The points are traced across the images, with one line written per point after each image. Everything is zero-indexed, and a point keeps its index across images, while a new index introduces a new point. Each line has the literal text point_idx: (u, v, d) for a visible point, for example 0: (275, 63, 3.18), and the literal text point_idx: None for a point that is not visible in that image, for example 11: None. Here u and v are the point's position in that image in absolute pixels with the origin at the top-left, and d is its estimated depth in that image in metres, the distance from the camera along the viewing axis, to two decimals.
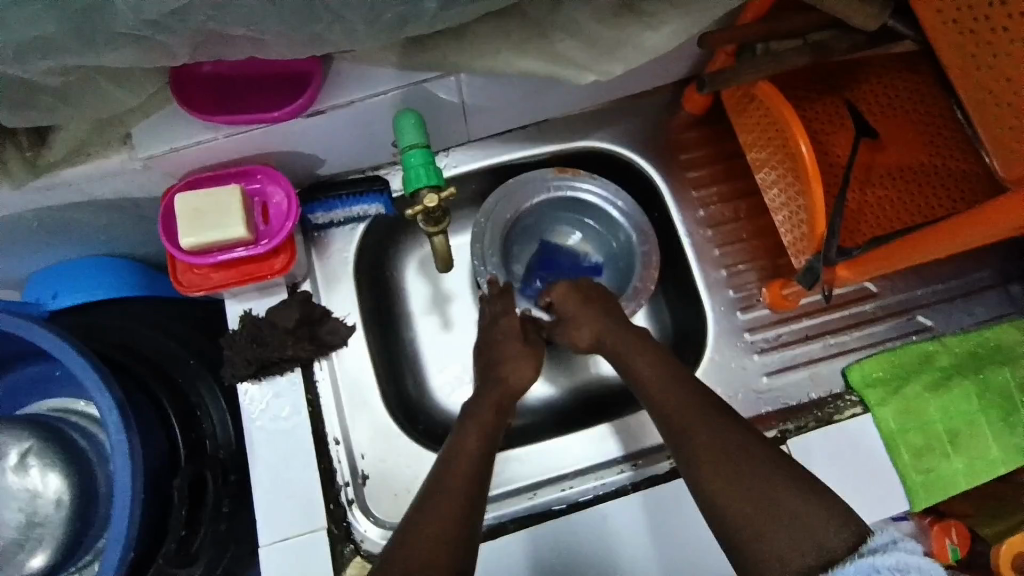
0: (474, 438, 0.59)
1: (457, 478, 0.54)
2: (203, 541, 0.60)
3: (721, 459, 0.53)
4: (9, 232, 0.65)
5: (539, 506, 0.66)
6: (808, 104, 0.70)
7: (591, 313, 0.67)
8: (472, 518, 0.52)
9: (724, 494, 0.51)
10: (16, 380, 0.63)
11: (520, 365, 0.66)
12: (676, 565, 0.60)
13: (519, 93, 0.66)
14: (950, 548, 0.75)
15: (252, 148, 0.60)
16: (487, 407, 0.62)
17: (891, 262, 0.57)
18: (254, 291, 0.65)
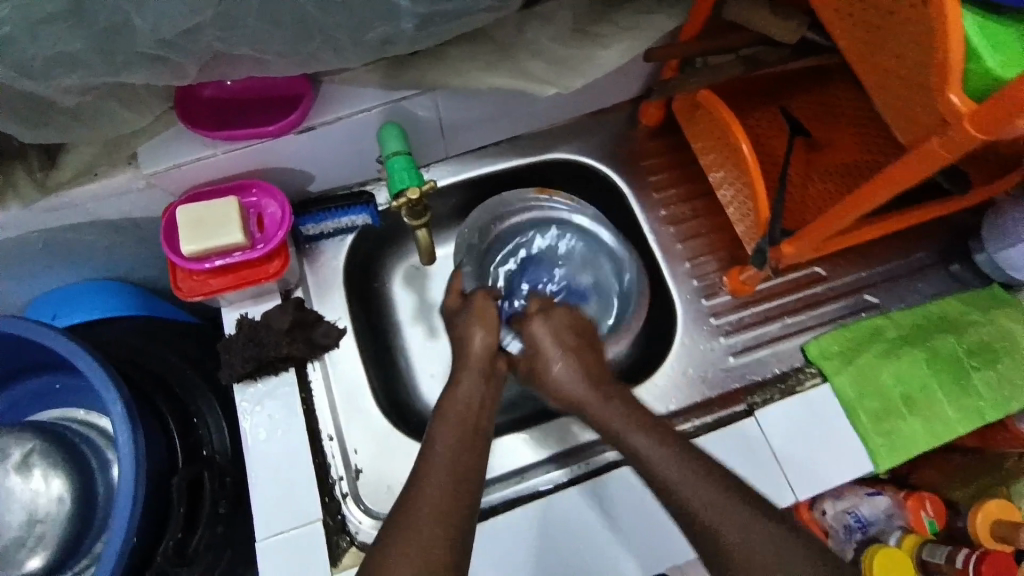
0: (445, 444, 0.57)
1: (428, 493, 0.53)
2: (199, 544, 0.62)
3: (667, 467, 0.55)
4: (15, 253, 0.69)
5: (526, 489, 0.69)
6: (746, 117, 0.79)
7: (570, 358, 0.63)
8: (457, 516, 0.52)
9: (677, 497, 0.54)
10: (17, 395, 0.65)
11: (480, 334, 0.65)
12: (637, 539, 0.64)
13: (493, 110, 0.73)
14: (927, 520, 0.79)
15: (247, 164, 0.65)
16: (458, 406, 0.60)
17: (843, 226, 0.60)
18: (249, 298, 0.69)
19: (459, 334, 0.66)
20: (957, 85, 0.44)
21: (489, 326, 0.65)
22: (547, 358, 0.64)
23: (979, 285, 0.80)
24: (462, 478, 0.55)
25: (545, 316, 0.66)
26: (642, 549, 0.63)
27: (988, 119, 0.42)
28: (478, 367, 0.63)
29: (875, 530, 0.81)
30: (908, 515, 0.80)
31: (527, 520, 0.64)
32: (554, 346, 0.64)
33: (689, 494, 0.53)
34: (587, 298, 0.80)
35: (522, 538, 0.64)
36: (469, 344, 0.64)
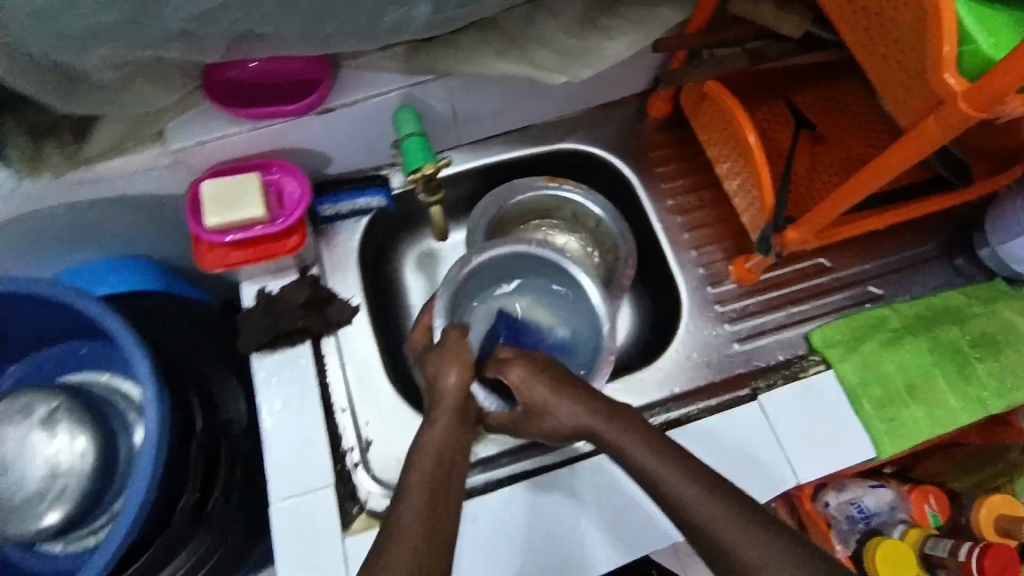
0: (421, 480, 0.51)
1: (404, 533, 0.47)
2: (217, 502, 0.66)
3: (681, 486, 0.49)
4: (38, 234, 0.71)
5: (525, 467, 0.70)
6: (757, 106, 0.80)
7: (552, 404, 0.57)
8: (439, 549, 0.47)
9: (693, 527, 0.48)
10: (42, 360, 0.68)
11: (454, 371, 0.59)
12: (625, 524, 0.64)
13: (505, 98, 0.75)
14: (930, 513, 0.82)
15: (268, 143, 0.68)
16: (436, 442, 0.54)
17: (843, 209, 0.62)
18: (267, 273, 0.72)
19: (429, 372, 0.60)
20: (951, 65, 0.45)
21: (462, 362, 0.59)
22: (529, 403, 0.58)
23: (983, 277, 0.80)
24: (440, 515, 0.49)
25: (524, 359, 0.60)
26: (631, 534, 0.64)
27: (981, 97, 0.44)
28: (453, 405, 0.57)
29: (878, 522, 0.81)
30: (912, 508, 0.82)
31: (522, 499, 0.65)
32: (540, 386, 0.58)
33: (703, 524, 0.47)
34: (567, 349, 0.74)
35: (529, 512, 0.65)
36: (441, 381, 0.58)
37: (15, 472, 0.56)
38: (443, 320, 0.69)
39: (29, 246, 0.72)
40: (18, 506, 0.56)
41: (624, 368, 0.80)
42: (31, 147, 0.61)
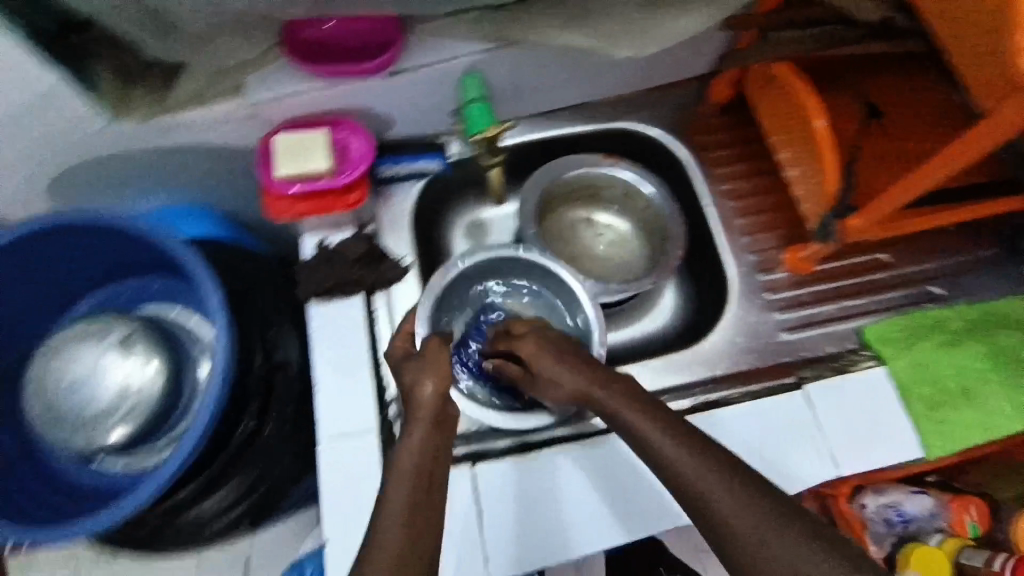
0: (399, 497, 0.49)
1: (384, 548, 0.46)
2: (270, 433, 0.71)
3: (670, 447, 0.51)
4: (122, 178, 0.75)
5: (532, 440, 0.70)
6: (829, 91, 0.77)
7: (557, 368, 0.59)
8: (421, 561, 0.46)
9: (694, 497, 0.48)
10: (120, 290, 0.75)
11: (430, 380, 0.57)
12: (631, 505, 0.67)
13: (567, 72, 0.75)
14: (970, 524, 0.81)
15: (337, 102, 0.71)
16: (413, 455, 0.52)
17: (903, 203, 0.61)
18: (326, 227, 0.75)
19: (405, 383, 0.58)
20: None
21: (439, 372, 0.58)
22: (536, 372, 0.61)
23: None
24: (422, 528, 0.47)
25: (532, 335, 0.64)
26: (636, 517, 0.66)
27: None
28: (430, 416, 0.55)
29: (915, 527, 0.83)
30: (951, 517, 0.82)
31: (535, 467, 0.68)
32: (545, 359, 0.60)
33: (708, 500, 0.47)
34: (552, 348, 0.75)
35: (564, 478, 0.67)
36: (417, 391, 0.57)
37: (88, 388, 0.60)
38: (426, 328, 0.68)
39: (114, 187, 0.77)
40: (86, 420, 0.60)
41: (664, 349, 0.78)
42: (119, 91, 0.64)
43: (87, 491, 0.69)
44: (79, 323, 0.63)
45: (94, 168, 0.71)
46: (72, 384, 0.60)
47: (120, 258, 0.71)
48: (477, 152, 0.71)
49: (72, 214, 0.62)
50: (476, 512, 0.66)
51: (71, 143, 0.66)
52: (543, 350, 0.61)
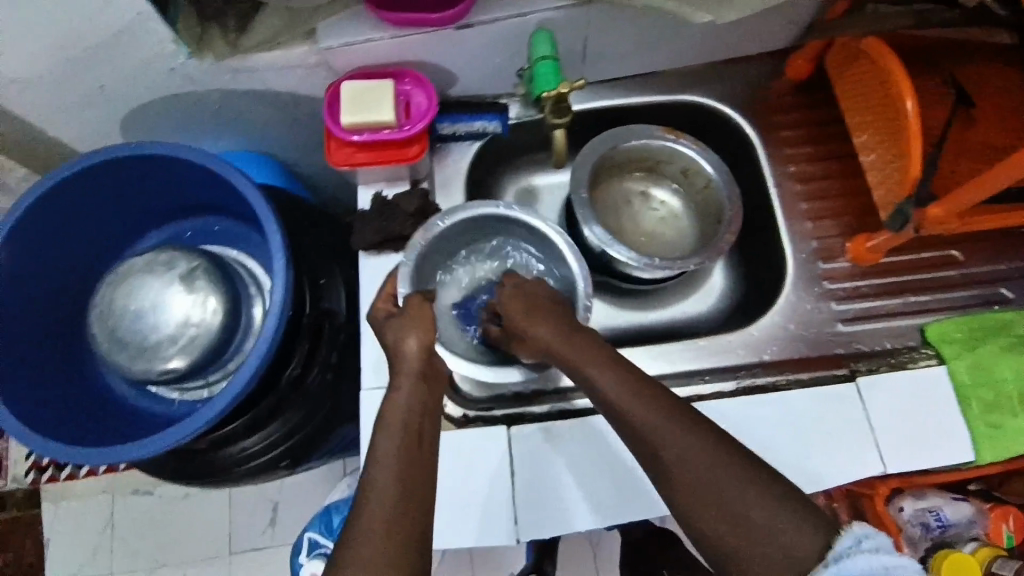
0: (391, 448, 0.50)
1: (378, 489, 0.48)
2: (316, 378, 0.73)
3: (634, 405, 0.52)
4: (189, 118, 0.76)
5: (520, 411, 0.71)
6: (919, 74, 0.72)
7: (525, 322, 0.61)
8: (415, 510, 0.47)
9: (659, 458, 0.50)
10: (185, 228, 0.78)
11: (415, 335, 0.57)
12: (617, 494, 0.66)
13: (640, 37, 0.73)
14: (1006, 533, 0.80)
15: (404, 54, 0.69)
16: (402, 407, 0.53)
17: (981, 196, 0.59)
18: (382, 181, 0.76)
19: (389, 341, 0.58)
20: None
21: (423, 327, 0.58)
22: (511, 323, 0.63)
23: None
24: (413, 478, 0.49)
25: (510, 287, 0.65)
26: (619, 507, 0.66)
27: None
28: (415, 370, 0.56)
29: (952, 532, 0.81)
30: (988, 525, 0.81)
31: (531, 441, 0.68)
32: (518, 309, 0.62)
33: (675, 462, 0.49)
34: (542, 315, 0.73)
35: (598, 447, 0.68)
36: (403, 346, 0.57)
37: (153, 317, 0.62)
38: (408, 287, 0.66)
39: (180, 127, 0.78)
40: (149, 347, 0.61)
41: (708, 331, 0.79)
42: (198, 31, 0.64)
43: (145, 417, 0.72)
44: (145, 255, 0.65)
45: (164, 104, 0.72)
46: (136, 313, 0.61)
47: (187, 196, 0.74)
48: (543, 111, 0.69)
49: (137, 144, 0.63)
50: (495, 475, 0.67)
51: (145, 78, 0.67)
52: (519, 303, 0.62)
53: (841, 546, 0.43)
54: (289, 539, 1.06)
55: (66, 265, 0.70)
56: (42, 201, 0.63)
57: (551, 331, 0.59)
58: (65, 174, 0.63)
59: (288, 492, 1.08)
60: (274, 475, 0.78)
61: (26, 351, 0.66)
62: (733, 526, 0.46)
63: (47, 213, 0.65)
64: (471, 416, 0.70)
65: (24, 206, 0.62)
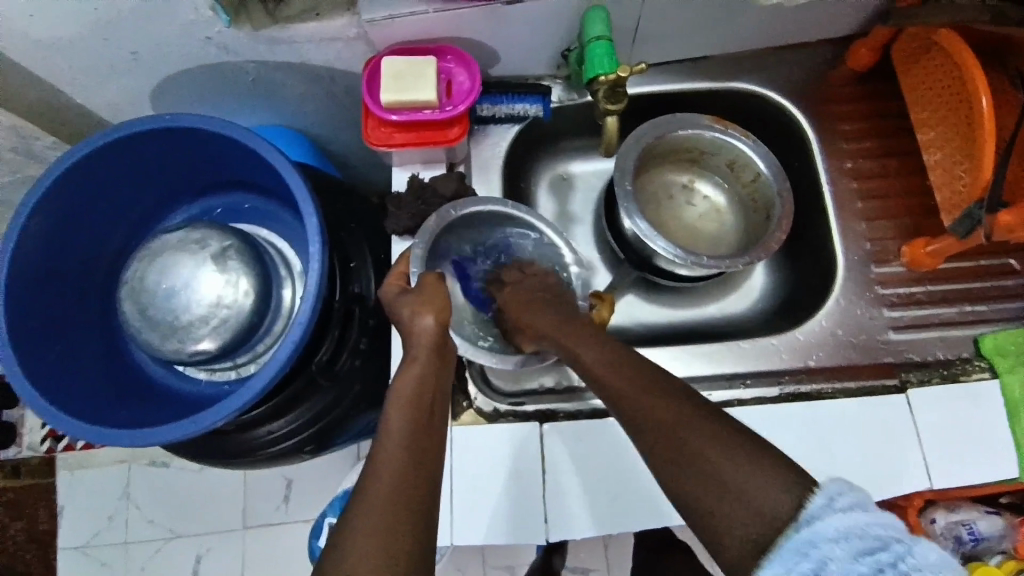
0: (399, 422, 0.48)
1: (383, 464, 0.45)
2: (345, 365, 0.71)
3: (628, 385, 0.49)
4: (219, 88, 0.73)
5: (541, 409, 0.69)
6: (994, 69, 0.68)
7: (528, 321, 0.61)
8: (423, 489, 0.45)
9: (657, 435, 0.46)
10: (213, 204, 0.76)
11: (431, 312, 0.55)
12: (644, 495, 0.65)
13: (697, 17, 0.68)
14: None
15: (448, 29, 0.66)
16: (407, 382, 0.51)
17: None
18: (419, 163, 0.73)
19: (404, 318, 0.56)
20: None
21: (437, 306, 0.55)
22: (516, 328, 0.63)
23: None
24: (421, 452, 0.46)
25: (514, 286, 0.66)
26: (652, 508, 0.64)
27: None
28: (431, 346, 0.54)
29: (982, 546, 0.79)
30: None
31: (561, 438, 0.66)
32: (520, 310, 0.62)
33: (665, 432, 0.45)
34: None
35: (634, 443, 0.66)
36: (418, 323, 0.55)
37: (183, 296, 0.60)
38: (420, 267, 0.62)
39: (210, 98, 0.75)
40: (178, 327, 0.60)
41: (748, 330, 0.77)
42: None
43: (171, 396, 0.71)
44: (177, 232, 0.63)
45: (195, 72, 0.69)
46: (167, 291, 0.60)
47: (216, 171, 0.72)
48: (594, 96, 0.65)
49: (169, 115, 0.60)
50: (524, 472, 0.65)
51: (179, 45, 0.64)
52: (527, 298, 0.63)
53: (814, 506, 0.39)
54: (303, 519, 1.06)
55: (94, 238, 0.68)
56: (71, 172, 0.61)
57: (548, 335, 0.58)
58: (95, 144, 0.60)
59: (303, 472, 1.07)
60: (297, 459, 0.77)
61: (54, 326, 0.65)
62: (709, 489, 0.42)
63: (76, 185, 0.63)
64: (504, 410, 0.68)
65: (52, 177, 0.60)
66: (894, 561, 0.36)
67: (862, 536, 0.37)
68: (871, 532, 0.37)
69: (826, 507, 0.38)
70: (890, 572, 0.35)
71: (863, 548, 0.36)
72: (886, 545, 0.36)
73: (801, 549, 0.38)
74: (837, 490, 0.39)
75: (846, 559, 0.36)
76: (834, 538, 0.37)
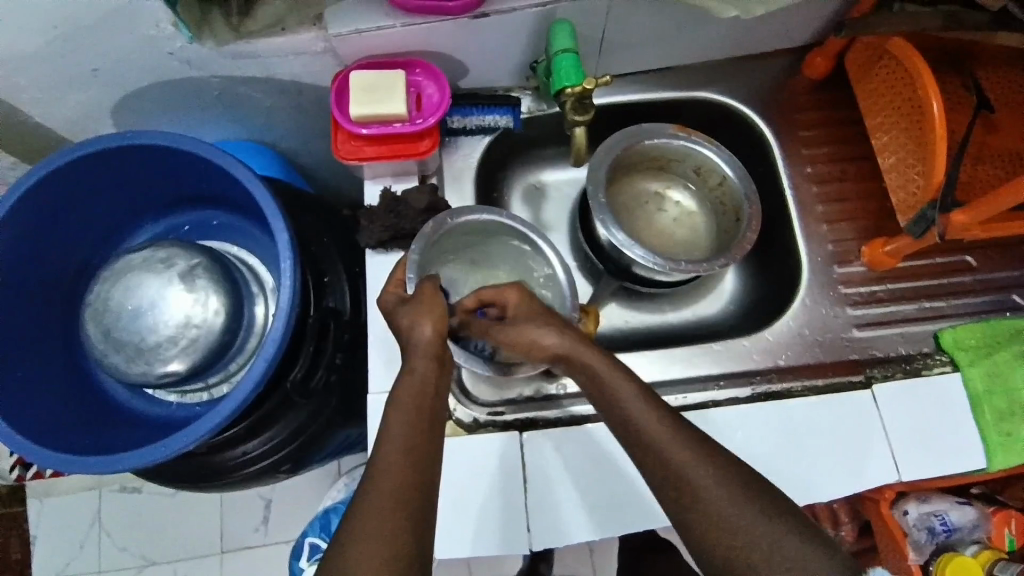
0: (400, 429, 0.49)
1: (386, 472, 0.47)
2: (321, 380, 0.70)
3: (632, 401, 0.51)
4: (186, 104, 0.73)
5: (521, 417, 0.69)
6: (943, 75, 0.71)
7: (538, 322, 0.56)
8: (417, 496, 0.46)
9: (653, 452, 0.49)
10: (182, 222, 0.75)
11: (429, 322, 0.54)
12: (626, 500, 0.65)
13: (660, 30, 0.70)
14: (1007, 537, 0.80)
15: (416, 42, 0.66)
16: (407, 390, 0.51)
17: (1010, 203, 0.57)
18: (391, 176, 0.73)
19: (403, 327, 0.55)
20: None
21: (436, 316, 0.55)
22: (519, 326, 0.57)
23: None
24: (421, 458, 0.48)
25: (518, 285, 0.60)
26: (633, 512, 0.65)
27: None
28: (432, 352, 0.53)
29: (955, 537, 0.80)
30: (990, 529, 0.81)
31: (540, 447, 0.66)
32: (525, 314, 0.58)
33: (677, 467, 0.48)
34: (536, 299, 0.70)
35: (612, 448, 0.66)
36: (416, 332, 0.54)
37: (150, 317, 0.58)
38: (415, 275, 0.63)
39: (177, 114, 0.74)
40: (146, 349, 0.58)
41: (721, 332, 0.78)
42: (199, 12, 0.60)
43: (140, 420, 0.69)
44: (143, 251, 0.61)
45: (162, 89, 0.69)
46: (133, 312, 0.58)
47: (184, 187, 0.71)
48: (562, 108, 0.66)
49: (132, 132, 0.59)
50: (504, 483, 0.65)
51: (145, 63, 0.64)
52: (530, 305, 0.58)
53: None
54: (282, 539, 1.03)
55: (57, 260, 0.67)
56: (31, 193, 0.59)
57: (559, 336, 0.55)
58: (57, 164, 0.59)
59: (282, 491, 1.05)
60: (274, 478, 0.75)
61: (17, 350, 0.63)
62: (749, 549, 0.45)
63: (37, 206, 0.61)
64: (483, 420, 0.68)
65: (11, 199, 0.58)
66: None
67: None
68: None
69: None
70: None
71: None
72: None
73: None
74: None
75: None
76: None
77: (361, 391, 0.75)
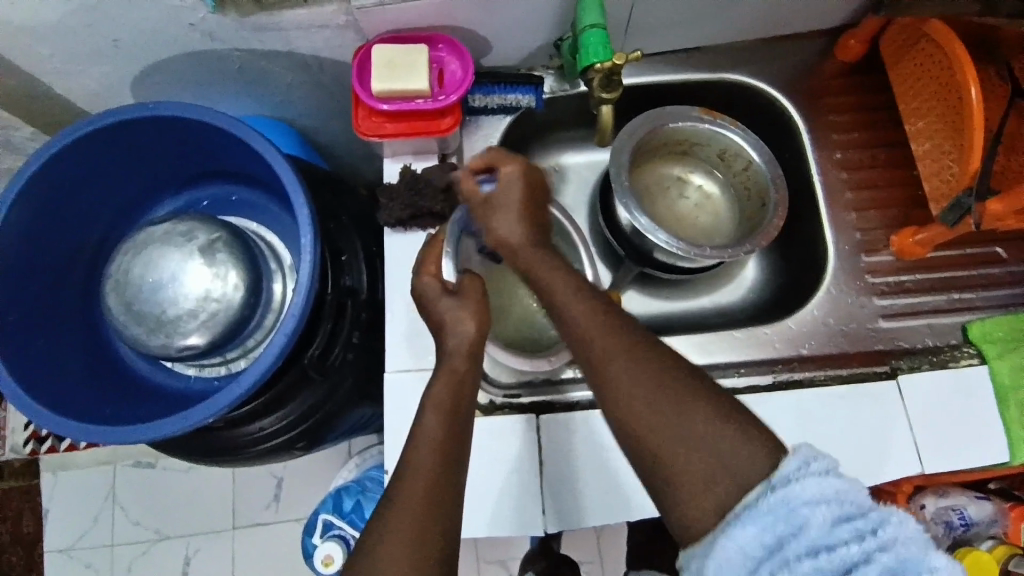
0: (435, 424, 0.50)
1: (418, 472, 0.47)
2: (338, 359, 0.69)
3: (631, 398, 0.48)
4: (205, 77, 0.71)
5: (538, 400, 0.69)
6: (983, 60, 0.68)
7: (514, 211, 0.57)
8: (435, 487, 0.46)
9: (676, 443, 0.46)
10: (200, 196, 0.75)
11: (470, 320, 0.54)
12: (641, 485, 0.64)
13: (690, 8, 0.68)
14: None
15: (440, 16, 0.64)
16: (441, 391, 0.51)
17: None
18: (410, 154, 0.72)
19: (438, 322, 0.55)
20: None
21: (477, 314, 0.54)
22: (494, 207, 0.58)
23: None
24: (451, 450, 0.49)
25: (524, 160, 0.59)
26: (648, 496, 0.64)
27: None
28: (464, 353, 0.53)
29: (972, 531, 0.80)
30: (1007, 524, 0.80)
31: (555, 430, 0.66)
32: (512, 194, 0.57)
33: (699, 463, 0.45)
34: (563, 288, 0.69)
35: None
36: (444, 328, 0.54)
37: (170, 290, 0.58)
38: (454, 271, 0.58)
39: (196, 87, 0.73)
40: (166, 321, 0.58)
41: (739, 320, 0.77)
42: None
43: (157, 393, 0.69)
44: (165, 223, 0.61)
45: (182, 61, 0.68)
46: (154, 284, 0.58)
47: (203, 162, 0.70)
48: (590, 84, 0.64)
49: (154, 104, 0.59)
50: (520, 465, 0.64)
51: (165, 34, 0.63)
52: (519, 188, 0.58)
53: (788, 470, 0.44)
54: (293, 517, 1.04)
55: (74, 231, 0.66)
56: (52, 163, 0.59)
57: (524, 231, 0.57)
58: (76, 134, 0.58)
59: (293, 469, 1.06)
60: (288, 456, 0.75)
61: (36, 321, 0.63)
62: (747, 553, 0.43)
63: (57, 176, 0.61)
64: (500, 402, 0.68)
65: (31, 168, 0.58)
66: (872, 527, 0.41)
67: (840, 500, 0.42)
68: (844, 498, 0.42)
69: (803, 471, 0.43)
70: (862, 535, 0.41)
71: (839, 514, 0.42)
72: (854, 507, 0.42)
73: (777, 506, 0.42)
74: (812, 456, 0.44)
75: (823, 524, 0.41)
76: (806, 499, 0.42)
77: (377, 369, 0.75)
